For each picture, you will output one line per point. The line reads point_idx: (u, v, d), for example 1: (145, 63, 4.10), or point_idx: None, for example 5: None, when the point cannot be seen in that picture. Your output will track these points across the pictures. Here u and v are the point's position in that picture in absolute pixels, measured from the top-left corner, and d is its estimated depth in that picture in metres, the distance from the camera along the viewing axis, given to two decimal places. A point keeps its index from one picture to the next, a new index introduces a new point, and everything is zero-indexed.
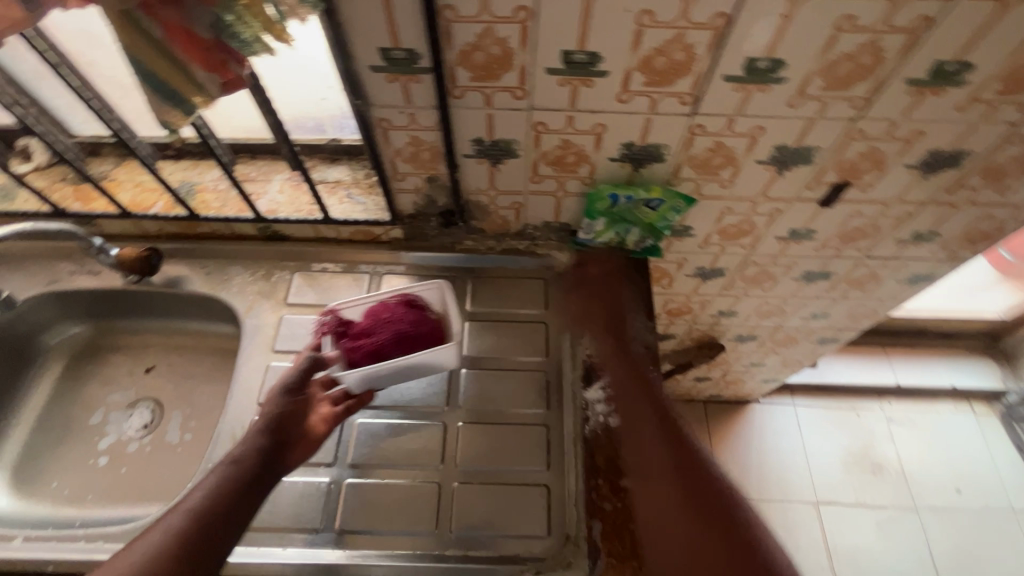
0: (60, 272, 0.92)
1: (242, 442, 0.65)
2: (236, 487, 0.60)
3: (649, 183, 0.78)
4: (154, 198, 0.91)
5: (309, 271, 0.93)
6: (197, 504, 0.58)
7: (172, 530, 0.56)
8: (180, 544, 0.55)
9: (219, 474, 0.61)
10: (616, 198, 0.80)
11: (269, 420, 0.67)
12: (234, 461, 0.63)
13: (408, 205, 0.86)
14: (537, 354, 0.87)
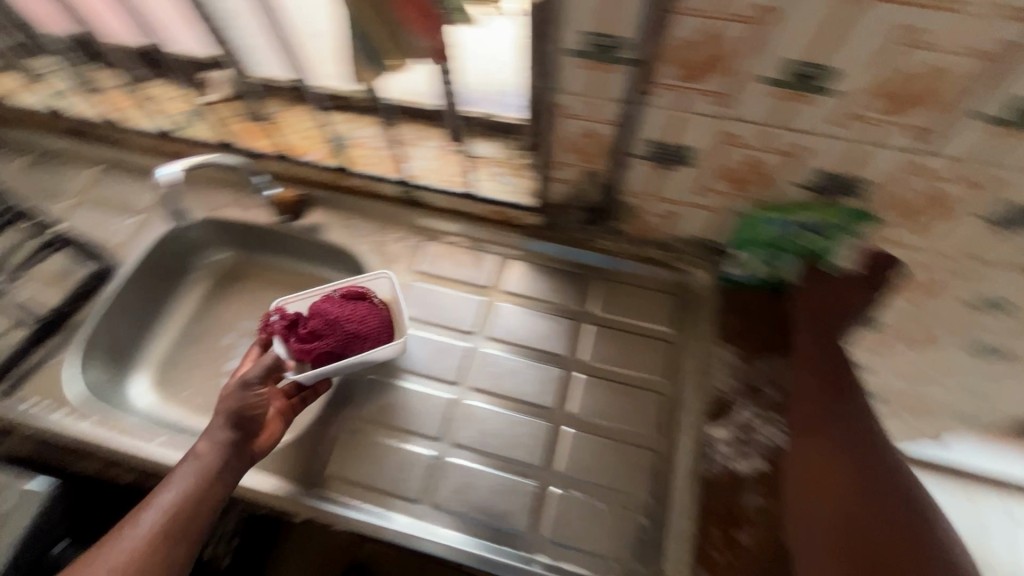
0: (221, 200, 1.00)
1: (202, 444, 0.66)
2: (206, 488, 0.64)
3: (818, 205, 0.68)
4: (313, 145, 0.94)
5: (441, 241, 0.94)
6: (169, 509, 0.61)
7: (143, 540, 0.59)
8: (157, 548, 0.59)
9: (184, 477, 0.64)
10: (774, 223, 0.72)
11: (228, 419, 0.68)
12: (197, 465, 0.64)
13: (556, 195, 0.83)
14: (658, 374, 0.81)
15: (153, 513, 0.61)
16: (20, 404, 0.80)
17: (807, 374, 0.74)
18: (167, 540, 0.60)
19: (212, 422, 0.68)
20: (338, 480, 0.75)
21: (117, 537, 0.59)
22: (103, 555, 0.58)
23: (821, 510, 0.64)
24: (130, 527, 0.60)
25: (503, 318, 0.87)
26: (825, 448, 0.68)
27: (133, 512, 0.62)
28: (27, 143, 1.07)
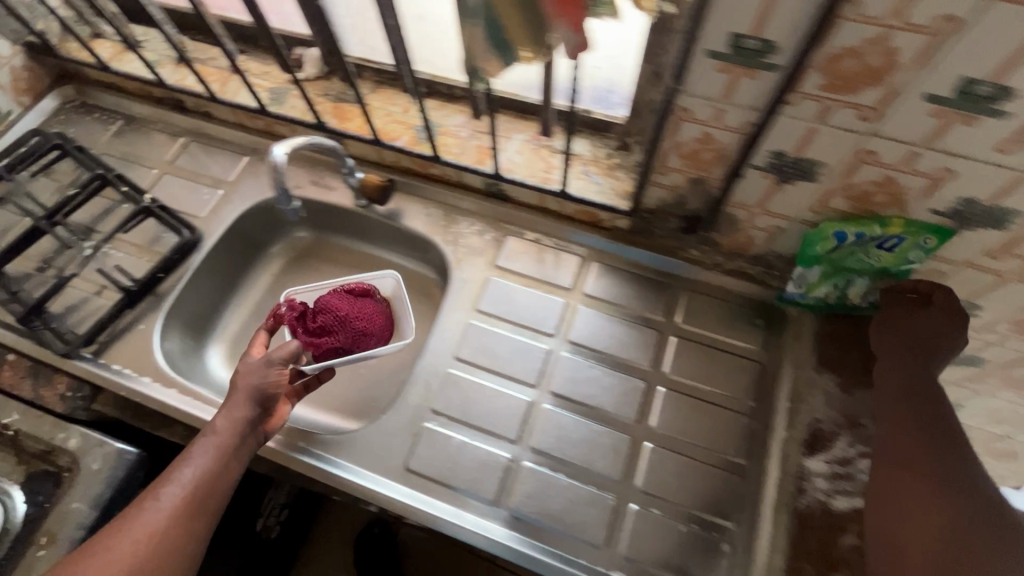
0: (303, 179, 0.99)
1: (217, 422, 0.68)
2: (224, 465, 0.66)
3: (886, 219, 0.65)
4: (401, 131, 0.93)
5: (522, 237, 0.92)
6: (190, 484, 0.63)
7: (165, 514, 0.61)
8: (179, 522, 0.61)
9: (201, 454, 0.66)
10: (844, 236, 0.67)
11: (246, 397, 0.70)
12: (214, 443, 0.67)
13: (652, 200, 0.79)
14: (745, 395, 0.78)
15: (174, 488, 0.63)
16: (110, 368, 0.83)
17: (892, 408, 0.65)
18: (187, 514, 0.62)
19: (228, 402, 0.70)
20: (413, 474, 0.74)
21: (138, 511, 0.61)
22: (124, 529, 0.60)
23: (929, 556, 0.51)
24: (151, 501, 0.62)
25: (584, 322, 0.84)
26: (926, 480, 0.56)
27: (152, 487, 0.63)
28: (123, 111, 1.11)
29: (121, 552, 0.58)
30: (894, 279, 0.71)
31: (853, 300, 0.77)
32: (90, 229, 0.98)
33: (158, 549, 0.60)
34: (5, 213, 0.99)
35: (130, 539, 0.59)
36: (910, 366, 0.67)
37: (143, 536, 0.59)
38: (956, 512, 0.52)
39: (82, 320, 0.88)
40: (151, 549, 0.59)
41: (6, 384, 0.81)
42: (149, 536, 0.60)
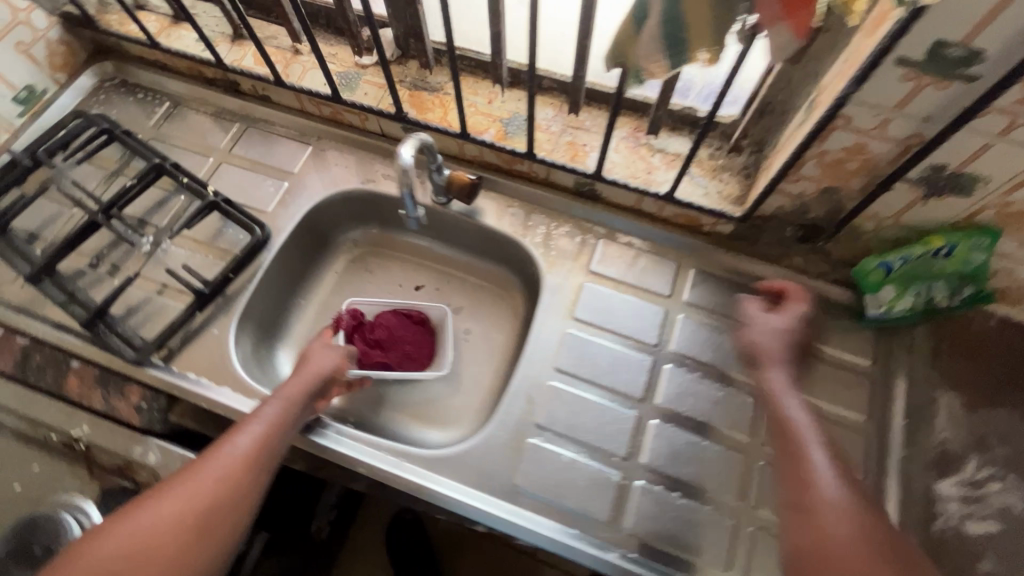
0: (375, 173, 0.93)
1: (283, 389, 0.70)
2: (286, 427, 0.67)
3: (923, 237, 0.68)
4: (487, 123, 0.87)
5: (614, 240, 0.87)
6: (257, 439, 0.65)
7: (232, 465, 0.62)
8: (243, 475, 0.62)
9: (268, 414, 0.67)
10: (889, 264, 0.72)
11: (312, 372, 0.74)
12: (280, 407, 0.68)
13: (769, 207, 0.75)
14: (857, 411, 0.76)
15: (242, 441, 0.64)
16: (184, 376, 0.77)
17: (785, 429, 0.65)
18: (251, 469, 0.63)
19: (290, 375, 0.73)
20: (522, 494, 0.71)
21: (207, 458, 0.63)
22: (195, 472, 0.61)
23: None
24: (219, 450, 0.63)
25: (687, 332, 0.81)
26: (804, 516, 0.58)
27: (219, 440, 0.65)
28: (169, 92, 1.02)
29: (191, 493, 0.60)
30: (978, 279, 0.69)
31: (946, 304, 0.74)
32: (144, 222, 0.90)
33: (222, 498, 0.60)
34: (48, 202, 0.92)
35: (200, 481, 0.61)
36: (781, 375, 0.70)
37: (210, 482, 0.61)
38: (829, 546, 0.55)
39: (147, 323, 0.82)
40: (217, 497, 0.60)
41: (74, 393, 0.75)
42: (216, 483, 0.61)
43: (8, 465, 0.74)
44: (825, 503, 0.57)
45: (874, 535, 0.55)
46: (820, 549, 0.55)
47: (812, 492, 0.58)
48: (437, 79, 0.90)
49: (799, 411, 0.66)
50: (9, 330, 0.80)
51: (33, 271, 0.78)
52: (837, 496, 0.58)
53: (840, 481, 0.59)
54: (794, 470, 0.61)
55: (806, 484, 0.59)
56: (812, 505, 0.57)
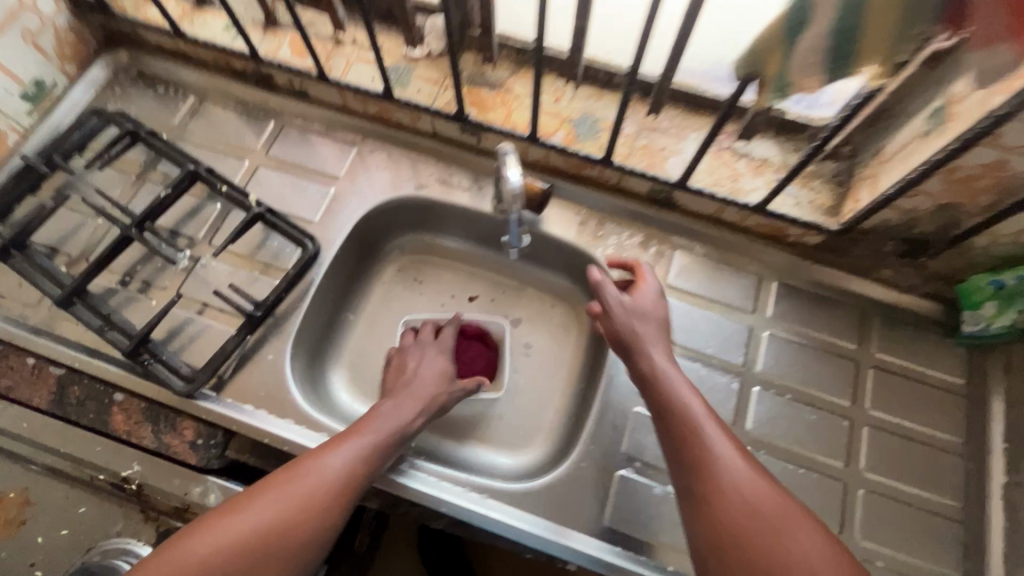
0: (429, 177, 0.86)
1: (405, 404, 0.68)
2: (389, 451, 0.64)
3: None
4: (555, 125, 0.80)
5: (690, 251, 0.82)
6: (359, 457, 0.62)
7: (330, 480, 0.59)
8: (339, 495, 0.59)
9: (376, 433, 0.64)
10: (999, 283, 0.68)
11: (421, 392, 0.71)
12: (395, 427, 0.66)
13: (872, 220, 0.70)
14: (954, 433, 0.73)
15: (345, 456, 0.61)
16: (241, 410, 0.71)
17: (663, 410, 0.59)
18: (348, 491, 0.59)
19: (416, 391, 0.71)
20: (615, 530, 0.67)
21: (307, 464, 0.60)
22: (294, 479, 0.58)
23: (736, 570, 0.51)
24: (319, 460, 0.60)
25: (774, 352, 0.76)
26: (712, 510, 0.52)
27: (321, 448, 0.62)
28: (194, 85, 0.93)
29: (286, 501, 0.57)
30: None
31: None
32: (176, 233, 0.82)
33: (315, 517, 0.57)
34: (67, 212, 0.83)
35: (297, 490, 0.57)
36: (662, 351, 0.65)
37: (309, 493, 0.58)
38: (742, 535, 0.51)
39: (193, 348, 0.75)
40: (310, 515, 0.57)
41: (121, 430, 0.69)
42: (313, 497, 0.57)
43: (51, 510, 0.68)
44: (732, 488, 0.53)
45: (783, 507, 0.52)
46: (738, 546, 0.50)
47: (720, 482, 0.53)
48: (499, 74, 0.83)
49: (673, 376, 0.62)
50: (41, 359, 0.72)
51: (65, 295, 0.71)
52: (746, 479, 0.54)
53: (744, 462, 0.55)
54: (692, 459, 0.55)
55: (705, 470, 0.54)
56: (716, 494, 0.53)
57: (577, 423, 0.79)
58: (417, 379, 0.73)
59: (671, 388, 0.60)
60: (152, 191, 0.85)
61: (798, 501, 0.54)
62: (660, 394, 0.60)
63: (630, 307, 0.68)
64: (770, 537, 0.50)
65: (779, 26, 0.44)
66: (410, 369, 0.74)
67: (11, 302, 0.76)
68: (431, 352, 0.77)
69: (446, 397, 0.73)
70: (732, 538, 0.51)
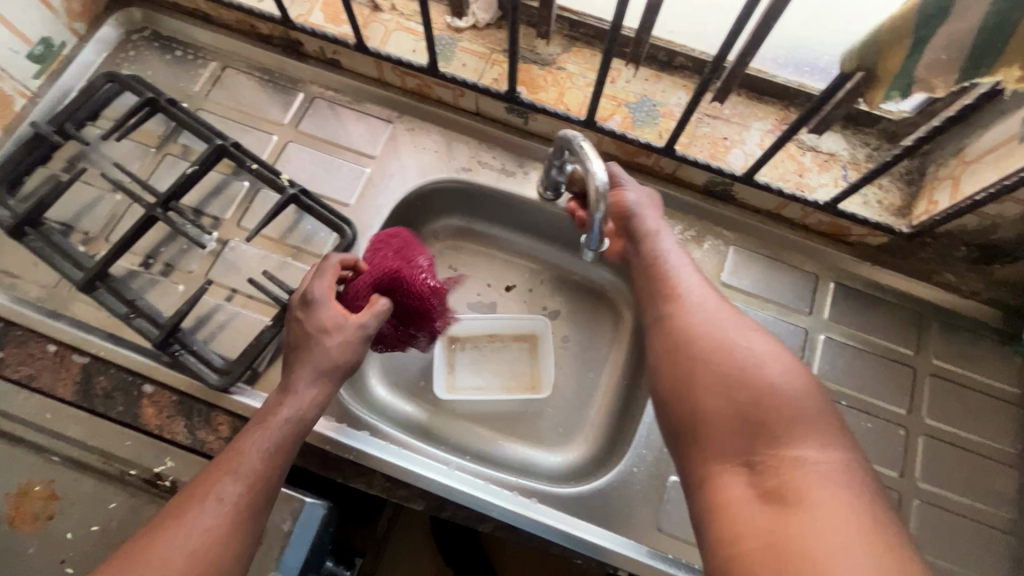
0: (471, 160, 0.81)
1: (295, 384, 0.60)
2: (281, 458, 0.57)
3: None
4: (610, 109, 0.75)
5: (745, 247, 0.78)
6: (246, 483, 0.54)
7: (210, 522, 0.51)
8: (227, 531, 0.52)
9: (258, 444, 0.56)
10: None
11: (315, 359, 0.61)
12: (297, 408, 0.59)
13: (948, 225, 0.67)
14: (1012, 445, 0.72)
15: (228, 485, 0.53)
16: None
17: (646, 259, 0.66)
18: (237, 522, 0.52)
19: (302, 355, 0.61)
20: (666, 535, 0.66)
21: (177, 516, 0.51)
22: (164, 535, 0.50)
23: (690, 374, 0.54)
24: (187, 511, 0.52)
25: (830, 356, 0.74)
26: (671, 325, 0.59)
27: (201, 485, 0.53)
28: (215, 50, 0.86)
29: (161, 554, 0.49)
30: None
31: None
32: (201, 212, 0.77)
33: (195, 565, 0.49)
34: (83, 186, 0.77)
35: (162, 551, 0.49)
36: (654, 213, 0.69)
37: (178, 556, 0.49)
38: (693, 339, 0.56)
39: (223, 337, 0.71)
40: (191, 570, 0.49)
41: (153, 425, 0.66)
42: (186, 555, 0.49)
43: (81, 506, 0.65)
44: (691, 309, 0.59)
45: (738, 323, 0.57)
46: (687, 349, 0.56)
47: (681, 305, 0.60)
48: (551, 50, 0.77)
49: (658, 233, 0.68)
50: (63, 346, 0.68)
51: (88, 279, 0.66)
52: (706, 306, 0.60)
53: (711, 295, 0.61)
54: (661, 293, 0.62)
55: (671, 300, 0.61)
56: (677, 314, 0.59)
57: (622, 423, 0.77)
58: (296, 347, 0.62)
59: (657, 244, 0.67)
60: (172, 165, 0.79)
61: (753, 321, 0.58)
62: (640, 245, 0.67)
63: (623, 182, 0.71)
64: (718, 337, 0.56)
65: (911, 18, 0.40)
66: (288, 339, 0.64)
67: (28, 284, 0.72)
68: (300, 309, 0.62)
69: (332, 339, 0.61)
70: (684, 345, 0.56)
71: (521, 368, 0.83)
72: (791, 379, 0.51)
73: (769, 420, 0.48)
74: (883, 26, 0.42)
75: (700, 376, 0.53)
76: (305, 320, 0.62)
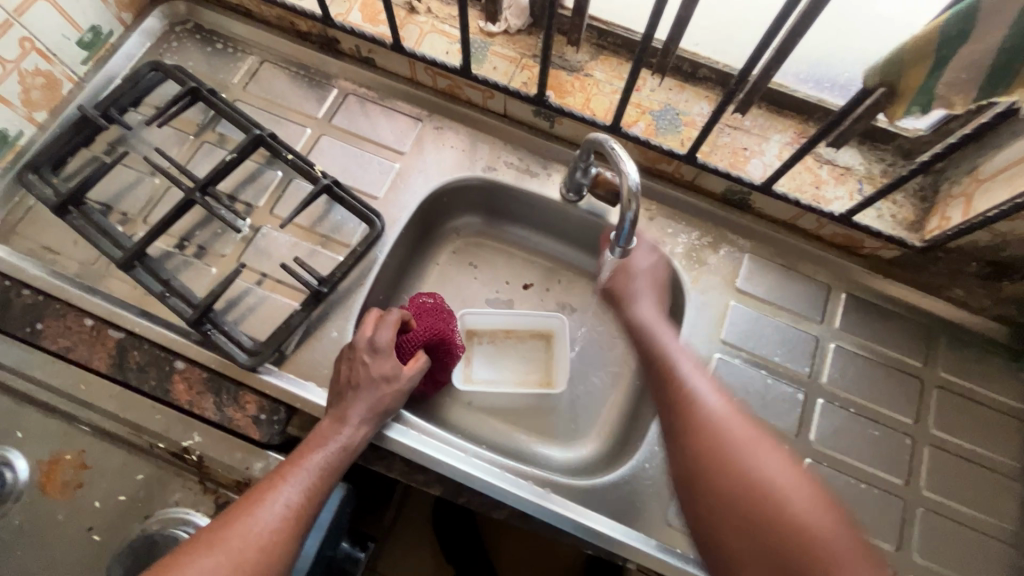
0: (496, 160, 0.83)
1: (348, 416, 0.63)
2: (338, 469, 0.61)
3: None
4: (635, 116, 0.77)
5: (761, 255, 0.80)
6: (307, 489, 0.59)
7: (277, 521, 0.56)
8: (291, 530, 0.56)
9: (319, 457, 0.61)
10: None
11: (365, 392, 0.65)
12: (345, 439, 0.63)
13: (959, 241, 0.69)
14: (1013, 458, 0.73)
15: (293, 489, 0.58)
16: (302, 386, 0.70)
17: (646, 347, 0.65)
18: (300, 523, 0.57)
19: (358, 392, 0.65)
20: (675, 531, 0.68)
21: (249, 510, 0.56)
22: (234, 527, 0.55)
23: (715, 505, 0.53)
24: (259, 504, 0.57)
25: (840, 364, 0.76)
26: (684, 429, 0.57)
27: (267, 486, 0.58)
28: (254, 44, 0.89)
29: (233, 548, 0.54)
30: None
31: None
32: (235, 199, 0.79)
33: (262, 560, 0.54)
34: (123, 169, 0.80)
35: (236, 543, 0.54)
36: (649, 303, 0.70)
37: (249, 548, 0.54)
38: (711, 462, 0.55)
39: (252, 319, 0.73)
40: (259, 563, 0.54)
41: (182, 400, 0.68)
42: (255, 548, 0.54)
43: (108, 475, 0.67)
44: (703, 419, 0.57)
45: (751, 431, 0.56)
46: (704, 464, 0.55)
47: (693, 411, 0.58)
48: (579, 57, 0.79)
49: (654, 324, 0.68)
50: (99, 321, 0.71)
51: (127, 257, 0.69)
52: (716, 406, 0.58)
53: (716, 391, 0.60)
54: (670, 387, 0.61)
55: (681, 398, 0.59)
56: (690, 416, 0.58)
57: (634, 422, 0.79)
58: (352, 384, 0.65)
59: (651, 333, 0.66)
60: (209, 152, 0.82)
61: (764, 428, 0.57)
62: (641, 336, 0.67)
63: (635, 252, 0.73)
64: (735, 449, 0.55)
65: (933, 37, 0.42)
66: (341, 378, 0.66)
67: (67, 260, 0.75)
68: (362, 353, 0.66)
69: (390, 387, 0.66)
70: (700, 459, 0.55)
71: (537, 365, 0.86)
72: (812, 503, 0.51)
73: (800, 556, 0.49)
74: (907, 44, 0.44)
75: (727, 511, 0.52)
76: (368, 365, 0.65)
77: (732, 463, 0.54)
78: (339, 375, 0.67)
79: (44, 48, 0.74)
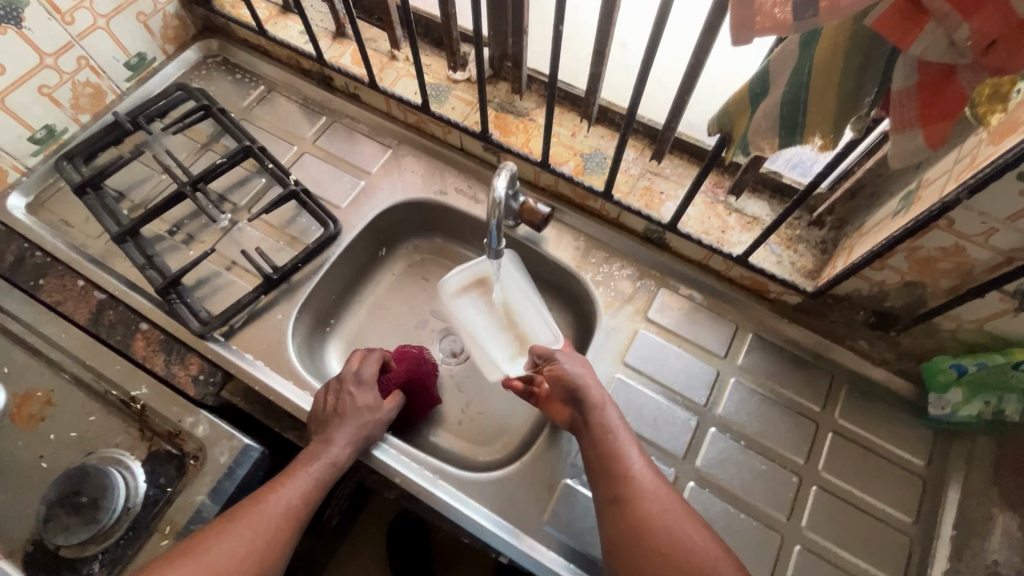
0: (449, 186, 0.95)
1: (335, 437, 0.70)
2: (329, 482, 0.69)
3: (1008, 348, 0.65)
4: (567, 156, 0.88)
5: (675, 291, 0.87)
6: (303, 492, 0.67)
7: (279, 517, 0.64)
8: (289, 528, 0.64)
9: (313, 470, 0.68)
10: (963, 368, 0.70)
11: (352, 415, 0.72)
12: (333, 457, 0.70)
13: (845, 288, 0.74)
14: (905, 512, 0.73)
15: (293, 491, 0.66)
16: (241, 356, 0.80)
17: (591, 427, 0.68)
18: (297, 522, 0.65)
19: (342, 419, 0.71)
20: (551, 534, 0.71)
21: (254, 509, 0.64)
22: (243, 522, 0.63)
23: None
24: (264, 503, 0.65)
25: (737, 398, 0.79)
26: (626, 509, 0.62)
27: (268, 490, 0.66)
28: (266, 77, 1.06)
29: (244, 539, 0.61)
30: None
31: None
32: (224, 198, 0.94)
33: (268, 550, 0.62)
34: (139, 165, 0.96)
35: (246, 534, 0.62)
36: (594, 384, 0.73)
37: (257, 537, 0.62)
38: (651, 539, 0.59)
39: (214, 297, 0.85)
40: (269, 552, 0.62)
41: (139, 354, 0.79)
42: (263, 537, 0.62)
43: (66, 414, 0.77)
44: (644, 499, 0.62)
45: (677, 511, 0.62)
46: (642, 544, 0.59)
47: (636, 490, 0.63)
48: (525, 105, 0.92)
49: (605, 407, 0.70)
50: (89, 284, 0.84)
51: (120, 232, 0.83)
52: (652, 487, 0.63)
53: (653, 474, 0.65)
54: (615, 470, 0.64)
55: (624, 480, 0.63)
56: (630, 500, 0.62)
57: (537, 433, 0.84)
58: (338, 412, 0.72)
59: (596, 411, 0.69)
60: (210, 159, 0.97)
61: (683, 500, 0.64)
62: (591, 415, 0.69)
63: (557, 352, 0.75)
64: (668, 529, 0.60)
65: (744, 93, 0.50)
66: (328, 406, 0.73)
67: (78, 233, 0.90)
68: (349, 385, 0.74)
69: (372, 416, 0.73)
70: (638, 538, 0.60)
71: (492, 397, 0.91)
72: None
73: None
74: (728, 98, 0.53)
75: None
76: (354, 395, 0.73)
77: (673, 536, 0.60)
78: (325, 405, 0.73)
79: (97, 66, 0.93)
